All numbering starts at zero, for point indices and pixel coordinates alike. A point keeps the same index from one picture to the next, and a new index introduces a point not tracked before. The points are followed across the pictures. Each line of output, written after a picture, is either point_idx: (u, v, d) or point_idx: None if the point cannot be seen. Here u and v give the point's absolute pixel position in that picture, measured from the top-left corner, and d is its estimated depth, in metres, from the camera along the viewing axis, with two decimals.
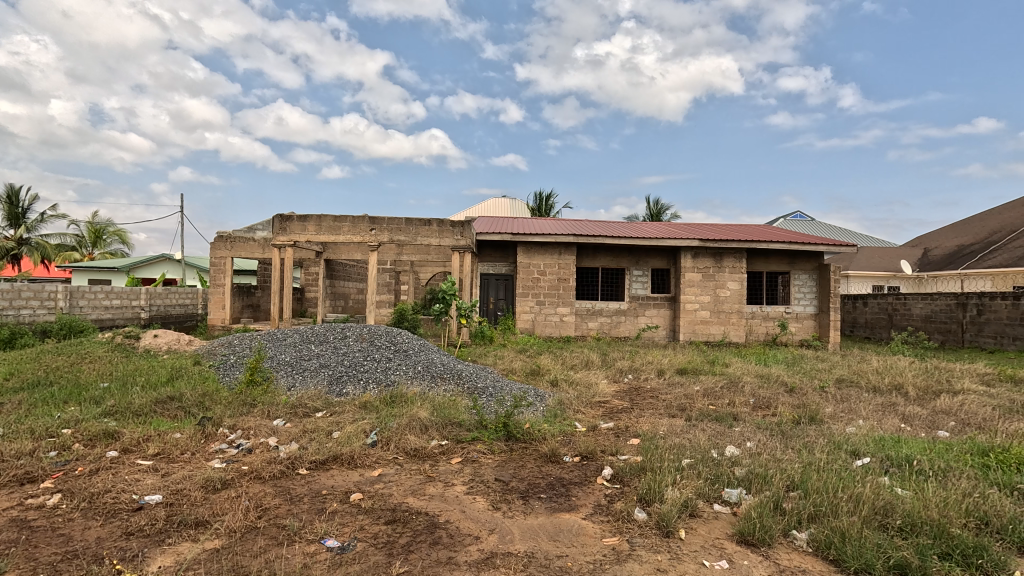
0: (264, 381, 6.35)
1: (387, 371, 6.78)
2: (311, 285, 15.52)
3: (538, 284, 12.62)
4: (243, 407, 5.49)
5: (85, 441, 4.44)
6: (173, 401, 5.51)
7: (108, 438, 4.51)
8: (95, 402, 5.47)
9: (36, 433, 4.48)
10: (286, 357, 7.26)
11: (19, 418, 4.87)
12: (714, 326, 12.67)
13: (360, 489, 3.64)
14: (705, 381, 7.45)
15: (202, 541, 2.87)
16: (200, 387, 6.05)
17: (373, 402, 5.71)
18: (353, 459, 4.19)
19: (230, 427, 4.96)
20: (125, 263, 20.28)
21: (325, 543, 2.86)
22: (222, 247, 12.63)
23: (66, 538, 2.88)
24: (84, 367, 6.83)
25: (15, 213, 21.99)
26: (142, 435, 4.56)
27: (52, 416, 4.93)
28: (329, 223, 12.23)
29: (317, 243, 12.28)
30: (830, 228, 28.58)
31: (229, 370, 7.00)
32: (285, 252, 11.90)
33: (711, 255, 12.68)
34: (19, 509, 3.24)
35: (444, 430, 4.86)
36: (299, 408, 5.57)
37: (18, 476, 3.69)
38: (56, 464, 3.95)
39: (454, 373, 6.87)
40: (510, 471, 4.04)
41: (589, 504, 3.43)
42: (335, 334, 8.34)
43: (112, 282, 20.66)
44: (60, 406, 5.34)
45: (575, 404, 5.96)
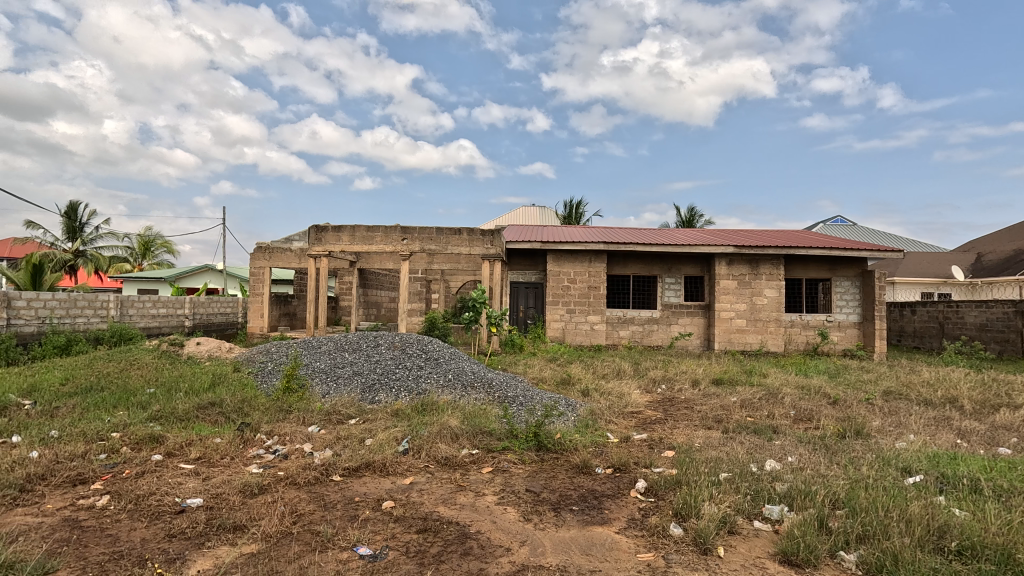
0: (299, 388, 6.51)
1: (418, 380, 6.83)
2: (345, 294, 15.86)
3: (568, 291, 12.54)
4: (279, 413, 5.62)
5: (132, 445, 4.63)
6: (214, 407, 5.71)
7: (153, 442, 4.69)
8: (142, 407, 5.71)
9: (88, 436, 4.70)
10: (321, 365, 7.42)
11: (73, 421, 5.14)
12: (750, 335, 12.31)
13: (392, 497, 3.66)
14: (743, 391, 7.21)
15: (240, 545, 2.93)
16: (240, 393, 6.24)
17: (404, 410, 5.75)
18: (385, 467, 4.23)
19: (267, 433, 5.08)
20: (171, 273, 21.36)
21: (357, 550, 2.88)
22: (261, 257, 13.09)
23: (113, 539, 3.00)
24: (133, 374, 7.14)
25: (73, 227, 23.36)
26: (185, 439, 4.73)
27: (102, 420, 5.18)
28: (361, 233, 12.52)
29: (351, 253, 12.55)
30: (874, 233, 27.48)
31: (267, 377, 7.20)
32: (320, 261, 12.24)
33: (747, 262, 12.34)
34: (71, 509, 3.39)
35: (475, 439, 4.85)
36: (332, 415, 5.67)
37: (71, 477, 3.86)
38: (105, 466, 4.12)
39: (484, 382, 6.85)
40: (541, 481, 4.00)
41: (622, 518, 3.35)
42: (368, 342, 8.48)
43: (159, 291, 21.73)
44: (110, 410, 5.59)
45: (608, 415, 5.85)
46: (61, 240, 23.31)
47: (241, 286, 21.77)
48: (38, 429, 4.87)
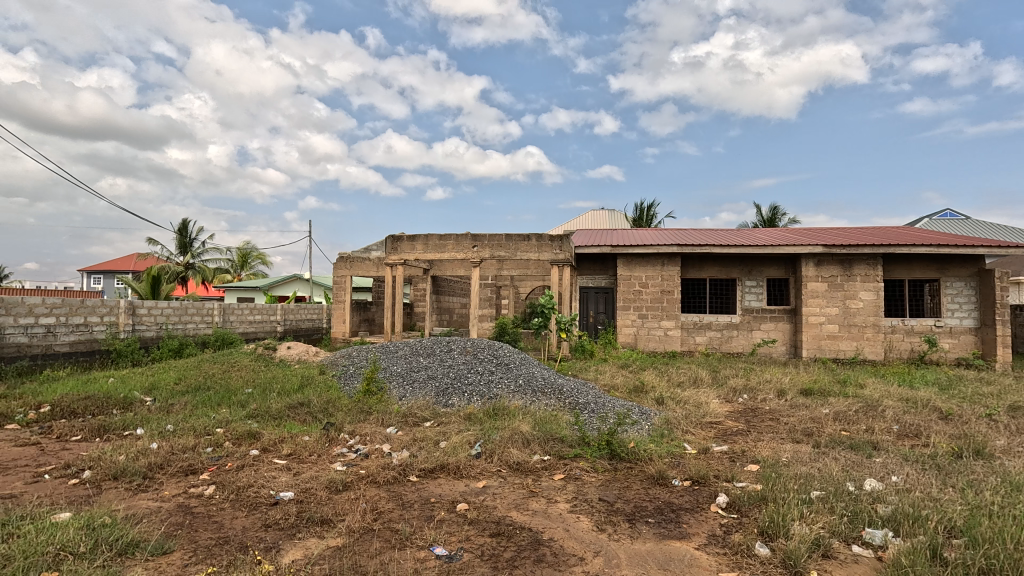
0: (378, 391, 6.83)
1: (489, 384, 6.92)
2: (419, 300, 16.47)
3: (640, 296, 12.22)
4: (360, 414, 5.93)
5: (233, 440, 5.08)
6: (303, 406, 6.13)
7: (251, 438, 5.12)
8: (241, 405, 6.25)
9: (198, 430, 5.22)
10: (397, 369, 7.74)
11: (185, 416, 5.73)
12: (844, 342, 11.35)
13: (466, 500, 3.74)
14: (836, 403, 6.65)
15: (327, 539, 3.11)
16: (325, 394, 6.66)
17: (476, 414, 5.86)
18: (459, 470, 4.33)
19: (350, 432, 5.38)
20: (265, 283, 23.23)
21: (434, 550, 2.96)
22: (343, 267, 13.92)
23: (218, 525, 3.29)
24: (234, 374, 7.84)
25: (185, 243, 26.12)
26: (278, 437, 5.11)
27: (209, 416, 5.73)
28: (434, 240, 12.80)
29: (424, 261, 13.01)
30: (992, 227, 24.39)
31: (349, 379, 7.63)
32: (396, 269, 12.85)
33: (838, 263, 11.40)
34: (184, 496, 3.76)
35: (547, 445, 4.84)
36: (409, 417, 5.89)
37: (184, 467, 4.30)
38: (212, 458, 4.55)
39: (555, 388, 6.83)
40: (615, 491, 3.91)
41: (702, 533, 3.20)
42: (441, 347, 8.74)
43: (255, 299, 23.71)
44: (215, 407, 6.17)
45: (684, 425, 5.62)
46: (174, 254, 26.14)
47: (325, 294, 23.25)
48: (157, 423, 5.46)
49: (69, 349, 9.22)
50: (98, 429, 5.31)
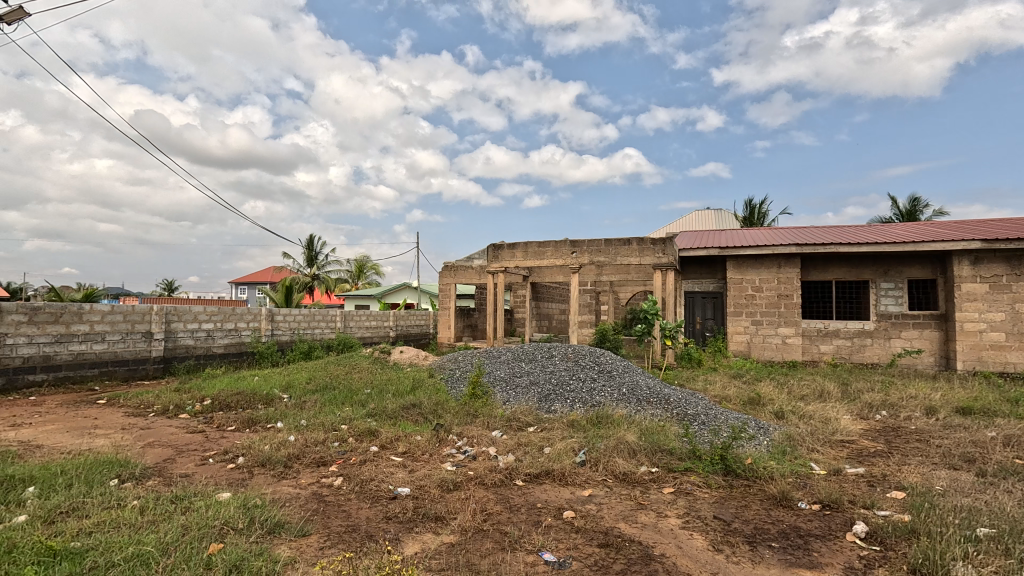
0: (483, 395, 7.06)
1: (592, 392, 6.85)
2: (519, 306, 16.79)
3: (753, 301, 11.36)
4: (467, 417, 6.18)
5: (356, 436, 5.55)
6: (415, 407, 6.53)
7: (371, 435, 5.55)
8: (362, 404, 6.81)
9: (326, 426, 5.78)
10: (501, 374, 7.94)
11: (316, 413, 6.38)
12: (1013, 353, 9.61)
13: (573, 507, 3.73)
14: (1006, 426, 5.64)
15: (442, 535, 3.27)
16: (434, 397, 7.03)
17: (579, 421, 5.82)
18: (564, 477, 4.33)
19: (458, 434, 5.62)
20: (378, 291, 25.13)
21: (542, 555, 2.99)
22: (447, 275, 14.62)
23: (347, 513, 3.61)
24: (355, 376, 8.57)
25: (311, 256, 29.14)
26: (394, 435, 5.50)
27: (335, 413, 6.33)
28: (534, 248, 13.05)
29: (524, 268, 13.24)
30: None
31: (456, 383, 7.97)
32: (497, 277, 13.19)
33: (1003, 260, 9.70)
34: (317, 485, 4.18)
35: (654, 456, 4.68)
36: (513, 422, 6.01)
37: (317, 458, 4.77)
38: (339, 452, 5.01)
39: (661, 397, 6.57)
40: (731, 510, 3.67)
41: (836, 564, 2.89)
42: (543, 353, 8.82)
43: (370, 306, 25.72)
44: (340, 405, 6.79)
45: (810, 442, 5.11)
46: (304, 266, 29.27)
47: (431, 301, 24.57)
48: (293, 418, 6.14)
49: (224, 351, 10.69)
50: (248, 421, 6.10)
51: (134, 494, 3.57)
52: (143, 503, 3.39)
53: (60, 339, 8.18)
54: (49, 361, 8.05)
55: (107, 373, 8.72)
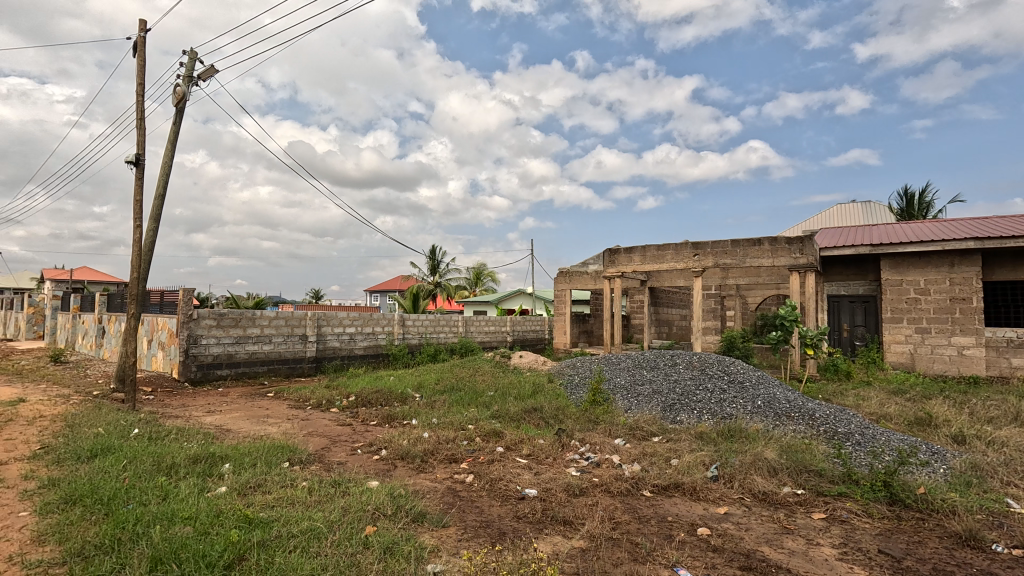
0: (604, 401, 6.98)
1: (722, 403, 6.42)
2: (636, 312, 16.33)
3: (917, 306, 9.84)
4: (588, 423, 6.15)
5: (482, 436, 5.81)
6: (536, 412, 6.66)
7: (496, 436, 5.77)
8: (486, 406, 7.12)
9: (455, 425, 6.13)
10: (621, 381, 7.79)
11: (445, 412, 6.81)
12: None
13: (707, 524, 3.53)
14: None
15: (571, 539, 3.29)
16: (555, 401, 7.11)
17: (709, 434, 5.50)
18: (695, 491, 4.12)
19: (580, 440, 5.62)
20: (496, 297, 26.05)
21: (677, 571, 2.87)
22: (563, 281, 14.72)
23: (479, 509, 3.78)
24: (479, 378, 8.98)
25: (434, 265, 31.16)
26: (517, 437, 5.66)
27: (462, 414, 6.69)
28: (652, 253, 12.63)
29: (642, 273, 12.87)
30: None
31: (575, 389, 7.99)
32: (614, 282, 12.97)
33: None
34: (451, 480, 4.45)
35: (800, 477, 4.25)
36: (636, 430, 5.86)
37: (448, 455, 5.07)
38: (468, 450, 5.29)
39: (805, 412, 5.95)
40: (901, 545, 3.20)
41: None
42: (665, 360, 8.48)
43: (488, 312, 26.74)
44: (466, 406, 7.17)
45: (1005, 474, 4.28)
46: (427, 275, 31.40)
47: (546, 307, 24.86)
48: (426, 416, 6.61)
49: (363, 352, 11.85)
50: (387, 417, 6.70)
51: (303, 476, 4.11)
52: (310, 485, 3.89)
53: (240, 340, 9.70)
54: (232, 358, 9.58)
55: (274, 370, 10.14)
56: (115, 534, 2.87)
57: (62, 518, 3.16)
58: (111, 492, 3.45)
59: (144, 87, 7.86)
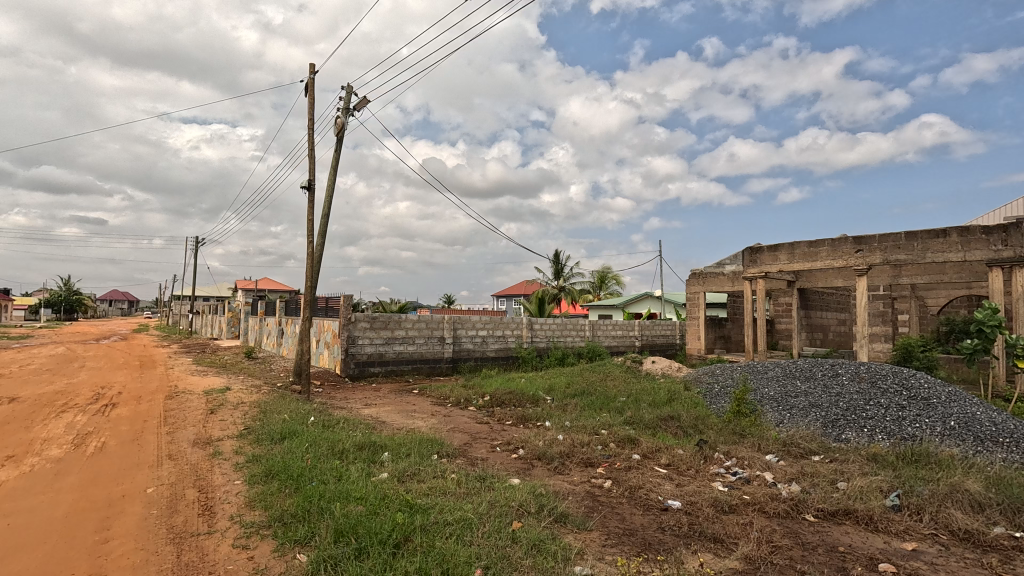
0: (750, 413, 6.43)
1: (901, 423, 5.53)
2: (782, 316, 14.81)
3: None
4: (733, 436, 5.72)
5: (617, 442, 5.70)
6: (674, 420, 6.37)
7: (632, 443, 5.63)
8: (619, 411, 6.99)
9: (589, 429, 6.10)
10: (770, 392, 7.11)
11: (578, 415, 6.82)
12: None
13: (890, 561, 3.06)
14: None
15: (724, 559, 3.08)
16: (693, 411, 6.73)
17: (885, 456, 4.77)
18: (872, 521, 3.60)
19: (725, 453, 5.24)
20: (622, 301, 25.45)
21: None
22: (696, 283, 13.91)
23: (621, 517, 3.71)
24: (610, 383, 8.84)
25: (558, 269, 31.44)
26: (655, 446, 5.46)
27: (595, 418, 6.64)
28: (803, 250, 11.37)
29: (790, 272, 11.65)
30: None
31: (715, 398, 7.48)
32: (756, 283, 11.91)
33: None
34: (590, 484, 4.43)
35: (1017, 518, 3.49)
36: (791, 447, 5.29)
37: (584, 459, 5.06)
38: (604, 455, 5.22)
39: (1019, 439, 4.87)
40: None
41: None
42: (823, 371, 7.56)
43: (613, 316, 26.22)
44: (599, 411, 7.10)
45: None
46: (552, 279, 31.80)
47: (677, 311, 23.67)
48: (559, 418, 6.68)
49: (495, 354, 12.35)
50: (521, 417, 6.90)
51: (451, 469, 4.39)
52: (457, 477, 4.15)
53: (388, 341, 10.71)
54: (382, 357, 10.62)
55: (417, 369, 11.04)
56: (305, 506, 3.35)
57: (265, 489, 3.77)
58: (299, 469, 4.04)
59: (313, 123, 9.15)
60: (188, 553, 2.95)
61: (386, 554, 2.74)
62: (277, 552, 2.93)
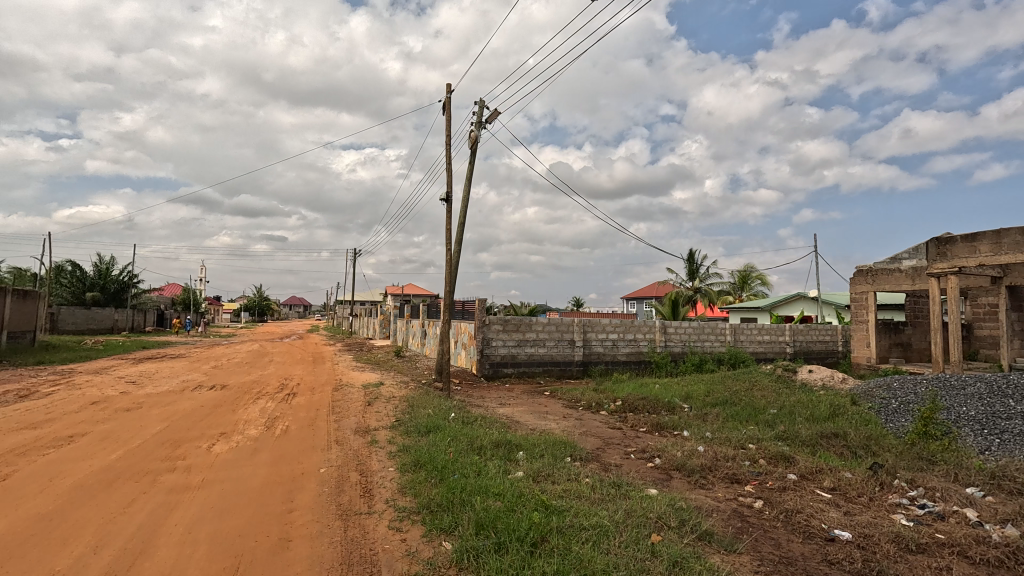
0: (942, 436, 5.38)
1: None
2: (984, 320, 12.22)
3: None
4: (918, 462, 4.84)
5: (768, 458, 5.16)
6: (838, 439, 5.60)
7: (786, 461, 5.06)
8: (769, 425, 6.35)
9: (733, 442, 5.62)
10: (969, 412, 5.89)
11: (720, 426, 6.34)
12: None
13: None
14: None
15: None
16: (864, 429, 5.85)
17: None
18: None
19: (908, 481, 4.45)
20: (768, 302, 23.11)
21: None
22: (863, 282, 12.10)
23: (776, 542, 3.35)
24: (756, 393, 8.07)
25: (693, 269, 29.63)
26: (815, 466, 4.84)
27: (740, 430, 6.11)
28: (1013, 239, 9.26)
29: (994, 267, 9.56)
30: None
31: (893, 416, 6.41)
32: (946, 281, 9.97)
33: None
34: (737, 502, 4.06)
35: None
36: (1002, 480, 4.31)
37: (729, 475, 4.66)
38: (752, 472, 4.77)
39: None
40: None
41: None
42: None
43: (758, 319, 23.91)
44: (744, 423, 6.53)
45: None
46: (686, 280, 30.08)
47: (837, 313, 20.81)
48: (698, 428, 6.27)
49: (626, 358, 12.03)
50: (656, 425, 6.60)
51: (585, 473, 4.36)
52: (592, 482, 4.10)
53: (520, 343, 11.03)
54: (514, 359, 10.97)
55: (548, 371, 11.20)
56: (449, 496, 3.58)
57: (414, 477, 4.11)
58: (443, 462, 4.34)
59: (450, 140, 9.84)
60: (353, 529, 3.33)
61: (525, 552, 2.81)
62: (425, 537, 3.17)
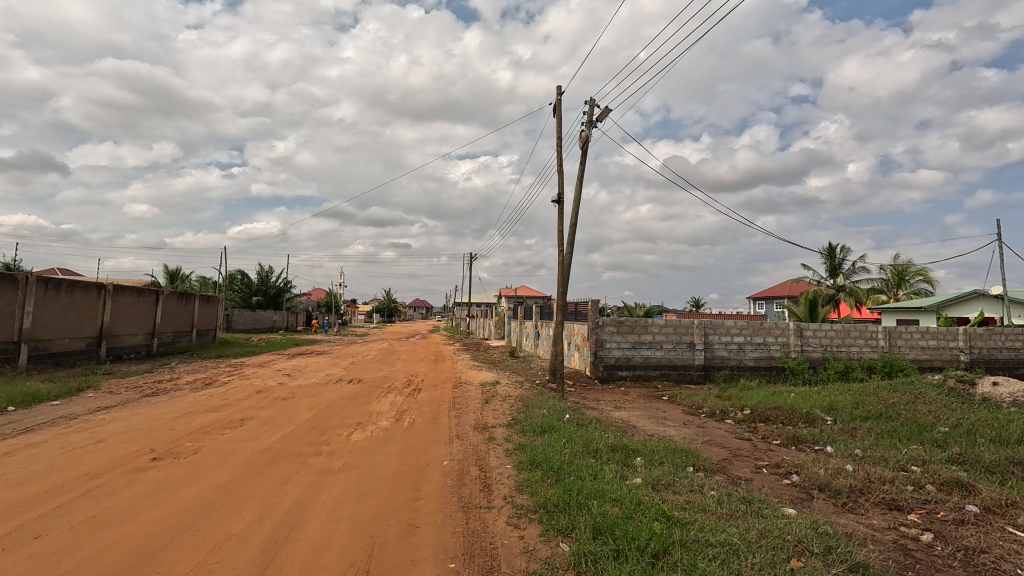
0: None
1: None
2: None
3: None
4: None
5: (937, 484, 4.39)
6: None
7: (962, 489, 4.27)
8: (938, 446, 5.41)
9: (890, 463, 4.88)
10: None
11: (873, 444, 5.54)
12: None
13: None
14: None
15: None
16: None
17: None
18: None
19: None
20: (934, 301, 19.77)
21: None
22: None
23: None
24: (920, 408, 6.93)
25: (834, 265, 26.41)
26: (1004, 498, 4.03)
27: (899, 450, 5.28)
28: None
29: None
30: None
31: None
32: None
33: None
34: (897, 533, 3.50)
35: None
36: None
37: (887, 501, 4.04)
38: (917, 499, 4.09)
39: None
40: None
41: None
42: None
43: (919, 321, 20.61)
44: (904, 441, 5.64)
45: None
46: (825, 278, 26.90)
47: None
48: (845, 444, 5.54)
49: (755, 363, 11.05)
50: (793, 438, 5.96)
51: (710, 485, 4.08)
52: (718, 495, 3.82)
53: (636, 345, 10.68)
54: (630, 361, 10.65)
55: (666, 375, 10.70)
56: (566, 498, 3.57)
57: (530, 477, 4.16)
58: (559, 463, 4.33)
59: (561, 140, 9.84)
60: (474, 521, 3.45)
61: (645, 563, 2.69)
62: (543, 537, 3.18)
